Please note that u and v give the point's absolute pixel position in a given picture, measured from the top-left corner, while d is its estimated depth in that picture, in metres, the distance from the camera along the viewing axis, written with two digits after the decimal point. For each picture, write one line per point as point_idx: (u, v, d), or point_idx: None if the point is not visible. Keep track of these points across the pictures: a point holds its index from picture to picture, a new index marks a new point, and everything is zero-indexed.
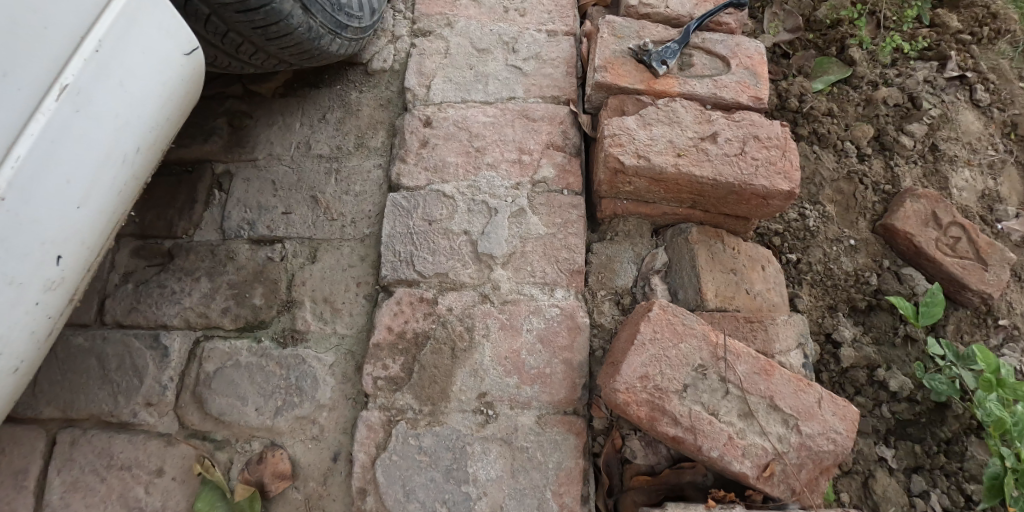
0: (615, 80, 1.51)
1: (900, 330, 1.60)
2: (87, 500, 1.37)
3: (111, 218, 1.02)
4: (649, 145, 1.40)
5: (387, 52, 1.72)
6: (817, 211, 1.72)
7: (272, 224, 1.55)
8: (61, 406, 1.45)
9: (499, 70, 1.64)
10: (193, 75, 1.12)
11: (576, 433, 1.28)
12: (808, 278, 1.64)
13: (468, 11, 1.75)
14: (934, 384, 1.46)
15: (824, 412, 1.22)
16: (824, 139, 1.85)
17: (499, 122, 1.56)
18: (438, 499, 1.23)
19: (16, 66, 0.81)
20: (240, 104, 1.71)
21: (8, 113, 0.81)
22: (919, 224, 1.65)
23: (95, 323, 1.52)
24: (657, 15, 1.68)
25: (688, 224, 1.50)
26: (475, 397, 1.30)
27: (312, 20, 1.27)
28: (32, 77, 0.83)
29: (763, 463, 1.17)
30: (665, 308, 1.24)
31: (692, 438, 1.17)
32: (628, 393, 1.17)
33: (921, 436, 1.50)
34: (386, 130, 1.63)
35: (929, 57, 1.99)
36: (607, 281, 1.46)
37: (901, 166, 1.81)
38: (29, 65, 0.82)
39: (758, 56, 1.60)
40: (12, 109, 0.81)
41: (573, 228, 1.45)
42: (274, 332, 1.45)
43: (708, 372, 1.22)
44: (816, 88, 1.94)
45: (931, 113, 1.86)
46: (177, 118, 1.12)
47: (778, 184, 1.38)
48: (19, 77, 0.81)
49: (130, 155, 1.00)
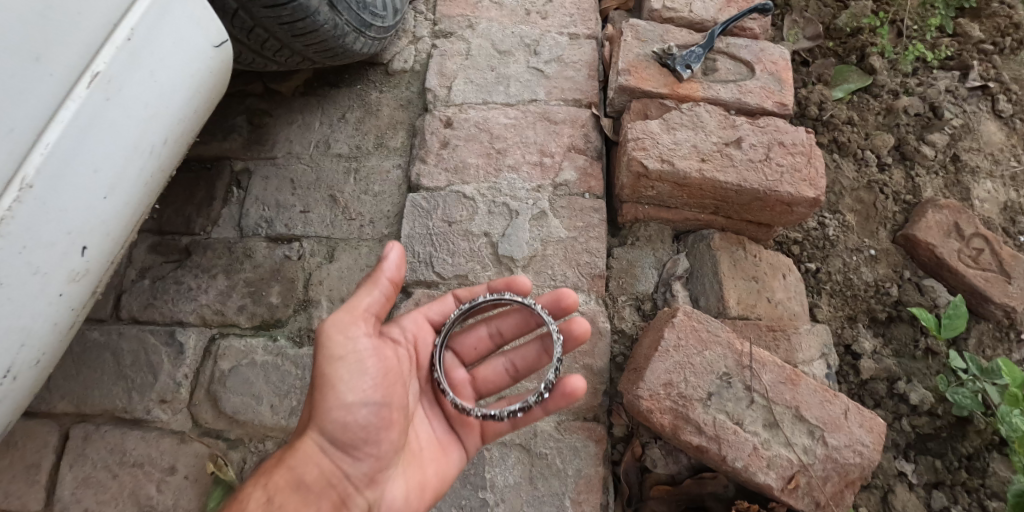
0: (638, 83, 1.49)
1: (921, 342, 1.55)
2: (99, 496, 1.36)
3: (135, 210, 1.01)
4: (673, 149, 1.38)
5: (408, 52, 1.71)
6: (837, 219, 1.69)
7: (291, 222, 1.54)
8: (74, 401, 1.43)
9: (521, 71, 1.63)
10: (222, 69, 1.12)
11: (596, 440, 1.25)
12: (827, 288, 1.61)
13: (490, 13, 1.74)
14: (958, 397, 1.42)
15: (850, 425, 1.19)
16: (844, 148, 1.81)
17: (520, 124, 1.55)
18: (456, 504, 1.22)
19: (50, 51, 0.80)
20: (260, 102, 1.71)
21: (41, 98, 0.80)
22: (941, 235, 1.61)
23: (111, 318, 1.51)
24: (680, 19, 1.66)
25: (709, 230, 1.48)
26: (494, 401, 1.29)
27: (338, 17, 1.27)
28: (65, 63, 0.82)
29: (788, 476, 1.15)
30: (690, 315, 1.22)
31: (716, 447, 1.14)
32: (651, 400, 1.15)
33: (942, 451, 1.45)
34: (405, 130, 1.62)
35: (951, 66, 1.95)
36: (628, 287, 1.44)
37: (923, 176, 1.77)
38: (63, 50, 0.81)
39: (784, 62, 1.58)
40: (43, 95, 0.80)
41: (595, 232, 1.43)
42: (290, 331, 1.44)
43: (733, 380, 1.19)
44: (836, 96, 1.89)
45: (953, 123, 1.83)
46: (203, 111, 1.12)
47: (804, 190, 1.36)
48: (53, 62, 0.80)
49: (156, 147, 1.00)
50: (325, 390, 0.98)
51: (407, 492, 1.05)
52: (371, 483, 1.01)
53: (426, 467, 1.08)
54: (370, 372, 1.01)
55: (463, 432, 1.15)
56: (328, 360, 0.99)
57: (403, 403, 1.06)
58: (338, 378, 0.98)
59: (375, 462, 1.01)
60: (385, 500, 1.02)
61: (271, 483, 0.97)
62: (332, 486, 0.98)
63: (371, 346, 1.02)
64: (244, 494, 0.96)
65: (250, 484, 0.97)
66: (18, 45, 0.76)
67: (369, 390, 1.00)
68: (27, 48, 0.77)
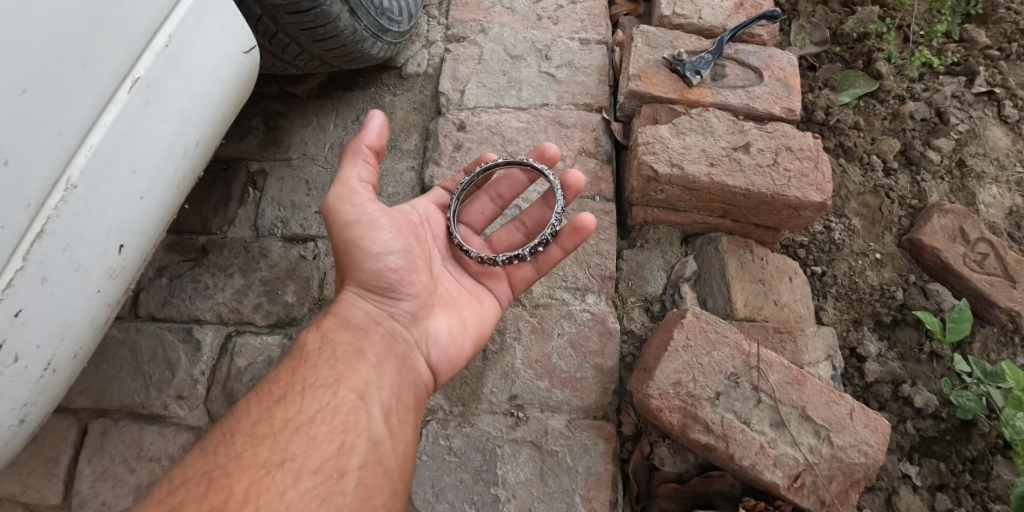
0: (648, 89, 1.52)
1: (925, 346, 1.56)
2: (117, 490, 1.39)
3: (166, 209, 1.05)
4: (682, 154, 1.41)
5: (421, 57, 1.74)
6: (843, 223, 1.71)
7: (306, 223, 1.58)
8: (92, 397, 1.46)
9: (533, 76, 1.66)
10: (249, 74, 1.16)
11: (606, 438, 1.29)
12: (833, 291, 1.63)
13: (502, 18, 1.77)
14: (962, 400, 1.41)
15: (855, 425, 1.21)
16: (850, 152, 1.82)
17: (532, 128, 1.57)
18: (468, 500, 1.25)
19: (96, 58, 0.83)
20: (276, 105, 1.74)
21: (87, 103, 0.83)
22: (946, 239, 1.62)
23: (128, 315, 1.54)
24: (690, 25, 1.69)
25: (717, 233, 1.51)
26: (506, 400, 1.32)
27: (357, 23, 1.31)
28: (109, 69, 0.85)
29: (794, 474, 1.17)
30: (699, 315, 1.26)
31: (724, 445, 1.17)
32: (660, 399, 1.19)
33: (946, 454, 1.46)
34: (419, 133, 1.65)
35: (957, 72, 1.95)
36: (637, 288, 1.46)
37: (928, 181, 1.78)
38: (108, 57, 0.85)
39: (791, 68, 1.60)
40: (89, 99, 0.83)
41: (605, 234, 1.46)
42: (305, 329, 1.47)
43: (741, 381, 1.22)
44: (842, 101, 1.90)
45: (959, 128, 1.83)
46: (230, 114, 1.16)
47: (810, 195, 1.38)
48: (99, 68, 0.84)
49: (188, 149, 1.04)
50: (352, 248, 1.09)
51: (450, 327, 1.17)
52: (416, 320, 1.13)
53: (466, 311, 1.21)
54: (389, 228, 1.11)
55: (490, 276, 1.28)
56: (337, 222, 1.09)
57: (427, 259, 1.18)
58: (358, 237, 1.09)
59: (416, 297, 1.13)
60: (432, 334, 1.14)
61: (324, 326, 1.08)
62: (381, 323, 1.10)
63: (381, 209, 1.11)
64: (302, 337, 1.07)
65: (306, 330, 1.09)
66: (68, 52, 0.79)
67: (395, 247, 1.10)
68: (76, 55, 0.80)
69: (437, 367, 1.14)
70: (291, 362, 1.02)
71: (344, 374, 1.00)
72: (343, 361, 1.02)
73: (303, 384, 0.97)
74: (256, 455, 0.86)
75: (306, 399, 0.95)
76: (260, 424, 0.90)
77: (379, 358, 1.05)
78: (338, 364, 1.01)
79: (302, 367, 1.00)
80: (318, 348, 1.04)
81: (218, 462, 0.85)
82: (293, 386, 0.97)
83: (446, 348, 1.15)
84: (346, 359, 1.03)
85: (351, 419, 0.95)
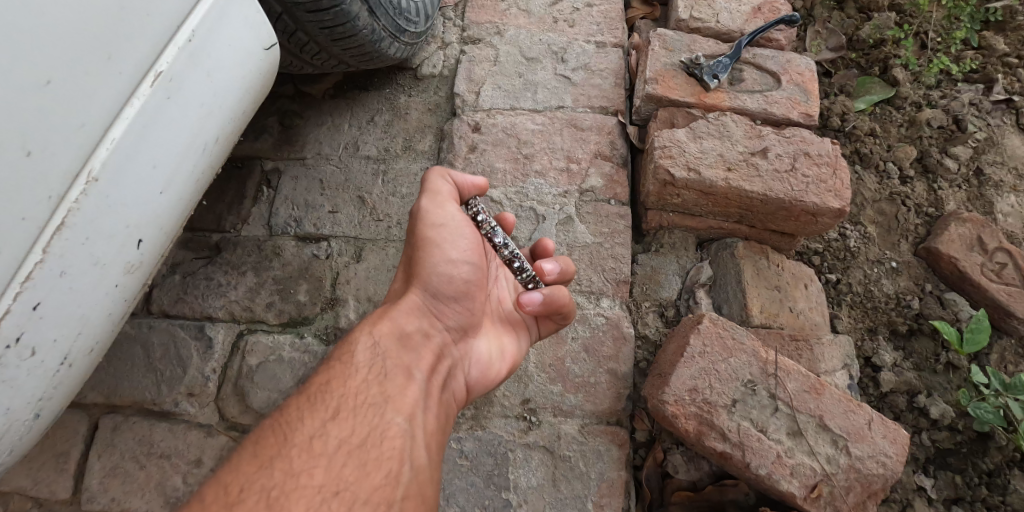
0: (665, 92, 1.51)
1: (941, 356, 1.51)
2: (126, 486, 1.39)
3: (185, 205, 1.05)
4: (699, 158, 1.40)
5: (437, 58, 1.74)
6: (858, 231, 1.66)
7: (320, 222, 1.57)
8: (104, 392, 1.46)
9: (549, 78, 1.65)
10: (269, 71, 1.16)
11: (619, 444, 1.27)
12: (847, 300, 1.58)
13: (518, 20, 1.77)
14: (980, 412, 1.38)
15: (874, 435, 1.19)
16: (866, 159, 1.77)
17: (548, 130, 1.57)
18: (479, 504, 1.24)
19: (120, 50, 0.84)
20: (291, 104, 1.74)
21: (109, 96, 0.83)
22: (963, 248, 1.57)
23: (141, 311, 1.54)
24: (707, 29, 1.68)
25: (733, 239, 1.49)
26: (519, 403, 1.31)
27: (375, 22, 1.31)
28: (132, 62, 0.86)
29: (811, 485, 1.15)
30: (716, 321, 1.24)
31: (740, 454, 1.16)
32: (676, 405, 1.18)
33: (962, 467, 1.41)
34: (433, 135, 1.65)
35: (975, 80, 1.90)
36: (652, 293, 1.45)
37: (945, 189, 1.73)
38: (131, 50, 0.85)
39: (810, 73, 1.59)
40: (112, 92, 0.84)
41: (620, 237, 1.45)
42: (317, 329, 1.46)
43: (758, 388, 1.20)
44: (858, 108, 1.85)
45: (977, 136, 1.78)
46: (249, 111, 1.16)
47: (829, 201, 1.36)
48: (122, 61, 0.84)
49: (209, 145, 1.04)
50: (431, 249, 1.11)
51: (489, 348, 1.21)
52: (460, 339, 1.16)
53: (505, 338, 1.24)
54: (466, 235, 1.14)
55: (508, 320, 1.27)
56: (426, 222, 1.11)
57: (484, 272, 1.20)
58: (439, 240, 1.11)
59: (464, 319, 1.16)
60: (473, 356, 1.18)
61: (377, 333, 1.05)
62: (431, 339, 1.10)
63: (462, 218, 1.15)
64: (354, 340, 1.04)
65: (356, 331, 1.05)
66: (92, 44, 0.80)
67: (466, 254, 1.13)
68: (99, 48, 0.81)
69: (474, 386, 1.17)
70: (341, 367, 0.99)
71: (394, 394, 0.98)
72: (394, 377, 1.00)
73: (356, 402, 0.94)
74: (313, 476, 0.83)
75: (359, 417, 0.92)
76: (316, 441, 0.87)
77: (429, 379, 1.05)
78: (388, 383, 0.99)
79: (355, 376, 0.98)
80: (371, 359, 1.01)
81: (276, 479, 0.82)
82: (346, 401, 0.94)
83: (485, 370, 1.19)
84: (395, 374, 1.01)
85: (401, 445, 0.92)
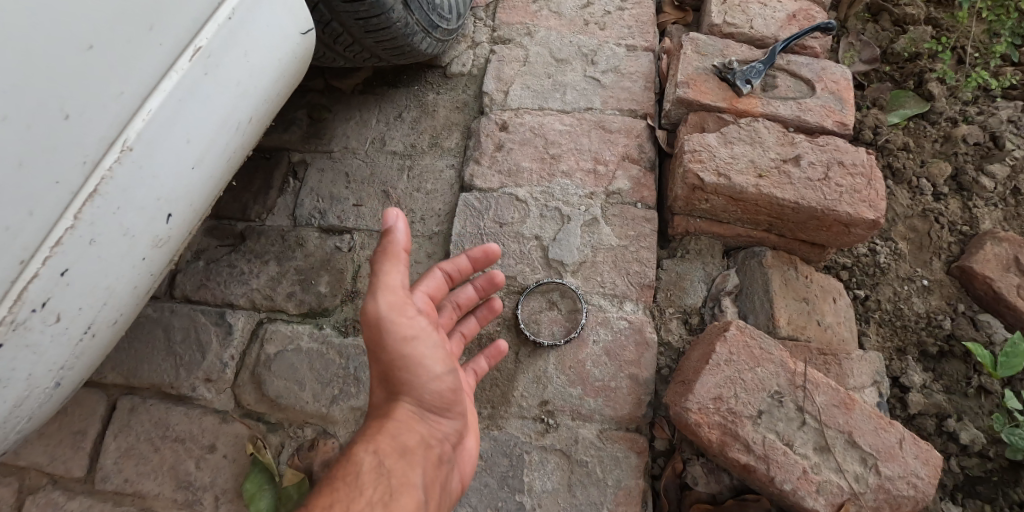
0: (697, 96, 1.49)
1: (973, 380, 1.44)
2: (140, 468, 1.40)
3: (215, 184, 1.06)
4: (730, 163, 1.37)
5: (466, 57, 1.74)
6: (888, 246, 1.60)
7: (343, 215, 1.57)
8: (124, 373, 1.47)
9: (578, 80, 1.64)
10: (305, 55, 1.16)
11: (638, 451, 1.24)
12: (876, 317, 1.52)
13: (548, 22, 1.76)
14: (1014, 439, 1.31)
15: (905, 454, 1.14)
16: (899, 174, 1.71)
17: (575, 131, 1.55)
18: (491, 505, 1.22)
19: (162, 23, 0.84)
20: (320, 98, 1.75)
21: (148, 67, 0.84)
22: (999, 268, 1.50)
23: (164, 296, 1.55)
24: (741, 35, 1.66)
25: (761, 248, 1.46)
26: (537, 405, 1.29)
27: (409, 15, 1.31)
28: (172, 34, 0.86)
29: (838, 503, 1.11)
30: (743, 330, 1.21)
31: (764, 467, 1.12)
32: (700, 414, 1.14)
33: (993, 495, 1.34)
34: (460, 132, 1.64)
35: (1014, 96, 1.83)
36: (676, 299, 1.42)
37: (980, 207, 1.66)
38: (173, 21, 0.86)
39: (845, 82, 1.56)
40: (152, 63, 0.84)
41: (646, 241, 1.43)
42: (336, 320, 1.46)
43: (785, 400, 1.17)
44: (891, 121, 1.79)
45: (1015, 154, 1.70)
46: (282, 94, 1.16)
47: (863, 211, 1.32)
48: (164, 32, 0.85)
49: (241, 124, 1.04)
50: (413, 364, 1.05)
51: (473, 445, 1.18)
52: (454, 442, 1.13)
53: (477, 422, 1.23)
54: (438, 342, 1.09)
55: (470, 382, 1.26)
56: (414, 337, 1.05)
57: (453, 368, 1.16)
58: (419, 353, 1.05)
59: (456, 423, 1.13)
60: (462, 455, 1.15)
61: (380, 449, 1.00)
62: (431, 447, 1.07)
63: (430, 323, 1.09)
64: (354, 459, 0.98)
65: (358, 447, 1.00)
66: (135, 13, 0.80)
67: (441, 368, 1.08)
68: (143, 18, 0.81)
69: (463, 483, 1.16)
70: (345, 489, 0.93)
71: None
72: (398, 496, 0.96)
73: None
74: None
75: None
76: None
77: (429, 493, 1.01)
78: (393, 503, 0.94)
79: (358, 500, 0.92)
80: (375, 477, 0.96)
81: None
82: None
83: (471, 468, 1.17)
84: (399, 493, 0.97)
85: None
